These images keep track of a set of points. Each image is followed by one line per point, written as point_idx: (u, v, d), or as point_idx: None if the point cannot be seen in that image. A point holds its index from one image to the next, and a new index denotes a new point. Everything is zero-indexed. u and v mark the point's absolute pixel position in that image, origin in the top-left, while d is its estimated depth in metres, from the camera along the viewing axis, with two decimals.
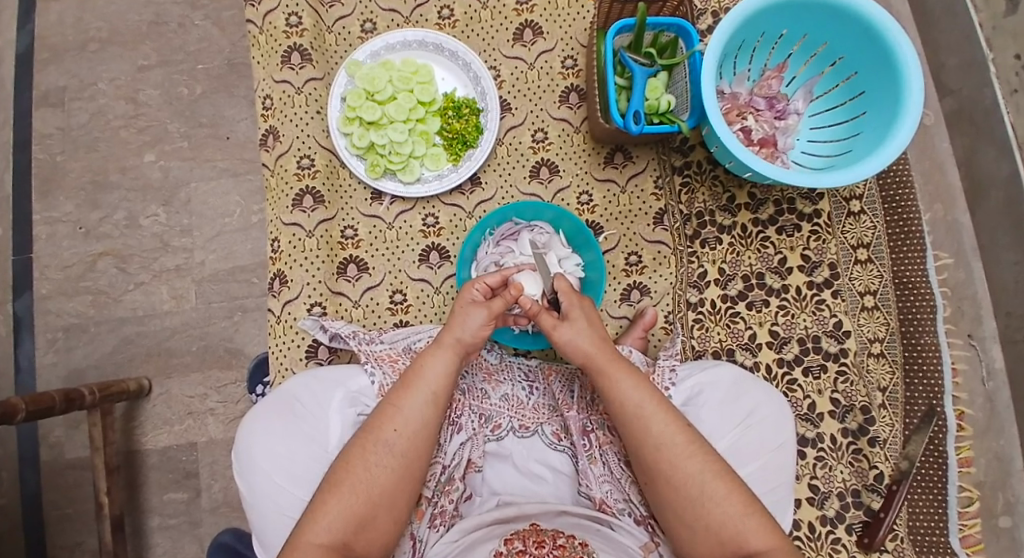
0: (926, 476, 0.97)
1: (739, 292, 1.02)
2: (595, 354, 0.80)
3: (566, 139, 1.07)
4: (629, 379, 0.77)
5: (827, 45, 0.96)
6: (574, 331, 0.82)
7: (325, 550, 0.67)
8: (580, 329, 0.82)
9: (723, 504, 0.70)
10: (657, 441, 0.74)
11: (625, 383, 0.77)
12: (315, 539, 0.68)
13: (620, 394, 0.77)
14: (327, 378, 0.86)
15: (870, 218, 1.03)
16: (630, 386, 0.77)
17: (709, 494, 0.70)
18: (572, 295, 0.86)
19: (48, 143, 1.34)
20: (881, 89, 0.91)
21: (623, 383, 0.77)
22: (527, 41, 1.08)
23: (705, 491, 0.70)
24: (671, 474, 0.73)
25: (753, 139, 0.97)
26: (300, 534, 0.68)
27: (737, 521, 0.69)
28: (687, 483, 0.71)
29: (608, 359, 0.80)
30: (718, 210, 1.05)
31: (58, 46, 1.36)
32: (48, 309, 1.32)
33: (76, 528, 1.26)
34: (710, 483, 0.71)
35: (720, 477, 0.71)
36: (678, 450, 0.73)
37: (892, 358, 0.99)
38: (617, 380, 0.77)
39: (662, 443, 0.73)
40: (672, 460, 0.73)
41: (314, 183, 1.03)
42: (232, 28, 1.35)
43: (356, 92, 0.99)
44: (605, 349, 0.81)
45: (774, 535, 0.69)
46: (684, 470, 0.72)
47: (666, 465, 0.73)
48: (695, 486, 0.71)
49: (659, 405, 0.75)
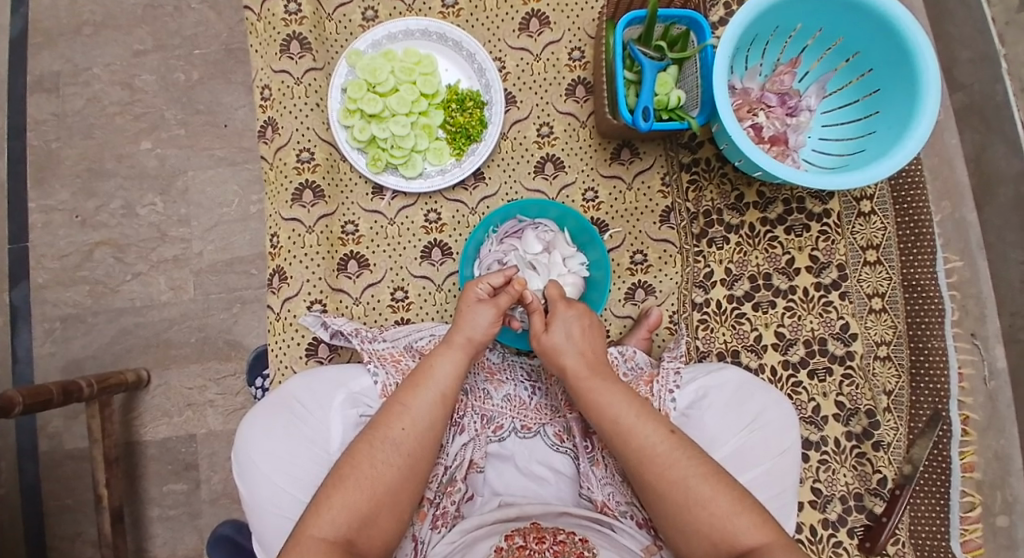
0: (928, 480, 0.96)
1: (745, 293, 1.01)
2: (574, 366, 0.81)
3: (572, 133, 1.05)
4: (613, 391, 0.77)
5: (842, 40, 0.93)
6: (559, 341, 0.83)
7: (331, 546, 0.65)
8: (570, 340, 0.83)
9: (710, 506, 0.68)
10: (639, 453, 0.73)
11: (604, 397, 0.77)
12: (318, 533, 0.66)
13: (600, 407, 0.77)
14: (328, 378, 0.85)
15: (881, 219, 1.01)
16: (610, 399, 0.76)
17: (696, 498, 0.69)
18: (562, 302, 0.86)
19: (43, 129, 1.32)
20: (896, 88, 0.88)
21: (606, 397, 0.77)
22: (533, 31, 1.05)
23: (691, 495, 0.69)
24: (656, 482, 0.72)
25: (764, 136, 0.95)
26: (301, 531, 0.67)
27: (727, 520, 0.67)
28: (672, 490, 0.70)
29: (588, 375, 0.79)
30: (727, 209, 1.03)
31: (52, 29, 1.33)
32: (45, 299, 1.30)
33: (76, 518, 1.26)
34: (694, 487, 0.69)
35: (707, 479, 0.70)
36: (659, 458, 0.72)
37: (899, 361, 0.98)
38: (598, 394, 0.78)
39: (643, 455, 0.73)
40: (656, 469, 0.72)
41: (313, 177, 1.01)
42: (230, 12, 1.32)
43: (357, 83, 0.96)
44: (587, 365, 0.81)
45: (769, 532, 0.67)
46: (667, 477, 0.71)
47: (649, 475, 0.72)
48: (681, 491, 0.70)
49: (638, 416, 0.75)
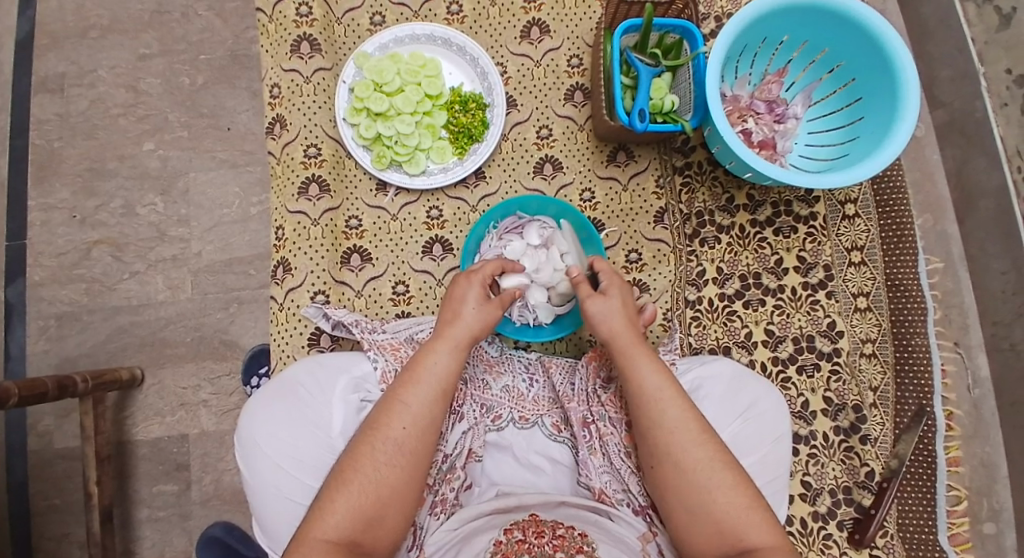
0: (915, 476, 1.00)
1: (736, 291, 1.04)
2: (619, 332, 0.82)
3: (570, 136, 1.09)
4: (651, 364, 0.79)
5: (826, 52, 0.99)
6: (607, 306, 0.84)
7: (334, 547, 0.67)
8: (614, 303, 0.84)
9: (728, 495, 0.71)
10: (671, 425, 0.75)
11: (645, 369, 0.79)
12: (322, 535, 0.68)
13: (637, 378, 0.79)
14: (330, 364, 0.86)
15: (864, 222, 1.06)
16: (650, 373, 0.79)
17: (715, 485, 0.71)
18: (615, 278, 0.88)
19: (45, 129, 1.33)
20: (879, 95, 0.93)
21: (644, 366, 0.79)
22: (533, 39, 1.09)
23: (711, 480, 0.72)
24: (680, 458, 0.74)
25: (753, 141, 1.00)
26: (305, 532, 0.68)
27: (740, 513, 0.70)
28: (695, 470, 0.73)
29: (632, 345, 0.81)
30: (718, 210, 1.07)
31: (58, 32, 1.35)
32: (40, 297, 1.30)
33: (63, 519, 1.24)
34: (717, 472, 0.72)
35: (727, 467, 0.73)
36: (690, 436, 0.74)
37: (884, 358, 1.02)
38: (636, 365, 0.79)
39: (676, 428, 0.75)
40: (683, 447, 0.74)
41: (320, 171, 1.03)
42: (236, 19, 1.36)
43: (364, 83, 0.99)
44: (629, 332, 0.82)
45: (774, 534, 0.70)
46: (695, 457, 0.73)
47: (676, 451, 0.74)
48: (703, 473, 0.72)
49: (676, 392, 0.77)
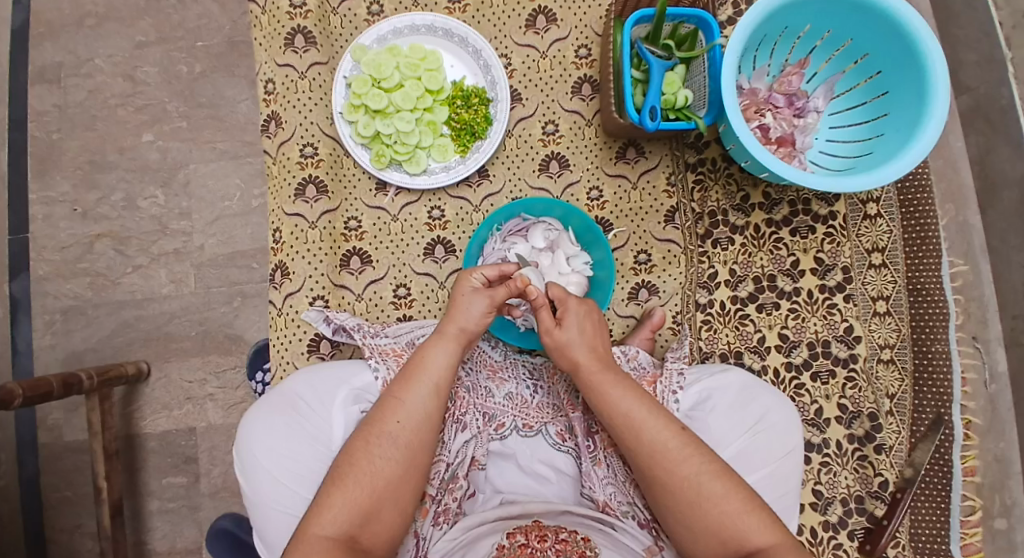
0: (930, 485, 0.96)
1: (749, 294, 1.01)
2: (584, 364, 0.79)
3: (578, 132, 1.04)
4: (624, 387, 0.76)
5: (852, 42, 0.92)
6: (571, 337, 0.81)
7: (335, 544, 0.66)
8: (581, 337, 0.81)
9: (721, 504, 0.69)
10: (652, 446, 0.73)
11: (616, 394, 0.76)
12: (321, 532, 0.67)
13: (609, 400, 0.76)
14: (330, 374, 0.85)
15: (887, 222, 1.01)
16: (620, 395, 0.76)
17: (707, 496, 0.70)
18: (570, 299, 0.83)
19: (44, 120, 1.31)
20: (906, 91, 0.87)
21: (617, 392, 0.76)
22: (539, 28, 1.04)
23: (702, 492, 0.70)
24: (668, 478, 0.72)
25: (771, 137, 0.95)
26: (303, 530, 0.68)
27: (738, 520, 0.68)
28: (684, 487, 0.71)
29: (596, 370, 0.79)
30: (732, 209, 1.03)
31: (53, 21, 1.32)
32: (46, 291, 1.30)
33: (75, 511, 1.26)
34: (707, 484, 0.70)
35: (718, 477, 0.70)
36: (672, 454, 0.72)
37: (902, 364, 0.98)
38: (607, 392, 0.77)
39: (656, 450, 0.73)
40: (666, 466, 0.72)
41: (317, 172, 1.00)
42: (233, 5, 1.31)
43: (361, 78, 0.95)
44: (596, 359, 0.80)
45: (776, 531, 0.68)
46: (681, 473, 0.71)
47: (661, 471, 0.72)
48: (693, 489, 0.70)
49: (650, 412, 0.75)
